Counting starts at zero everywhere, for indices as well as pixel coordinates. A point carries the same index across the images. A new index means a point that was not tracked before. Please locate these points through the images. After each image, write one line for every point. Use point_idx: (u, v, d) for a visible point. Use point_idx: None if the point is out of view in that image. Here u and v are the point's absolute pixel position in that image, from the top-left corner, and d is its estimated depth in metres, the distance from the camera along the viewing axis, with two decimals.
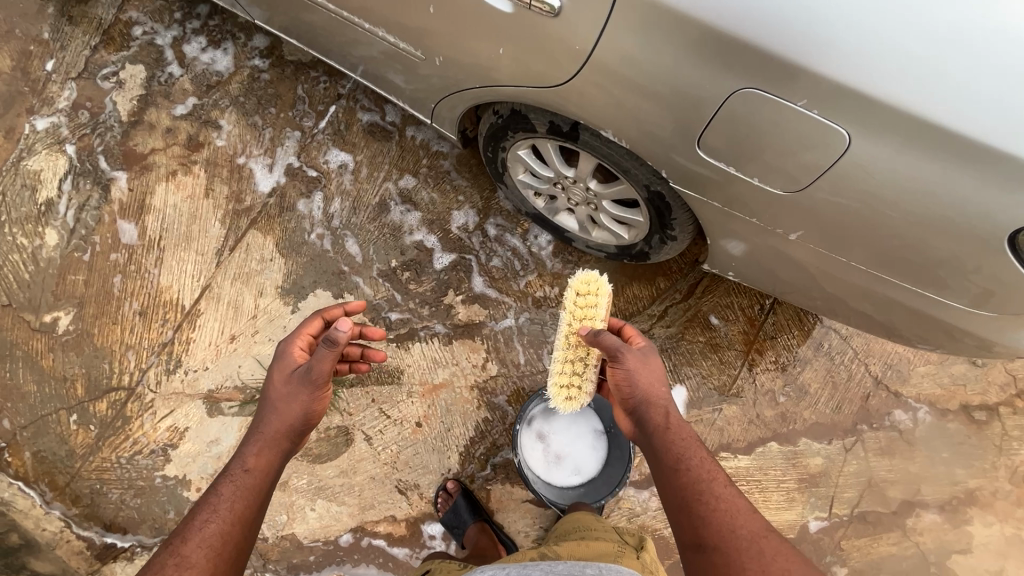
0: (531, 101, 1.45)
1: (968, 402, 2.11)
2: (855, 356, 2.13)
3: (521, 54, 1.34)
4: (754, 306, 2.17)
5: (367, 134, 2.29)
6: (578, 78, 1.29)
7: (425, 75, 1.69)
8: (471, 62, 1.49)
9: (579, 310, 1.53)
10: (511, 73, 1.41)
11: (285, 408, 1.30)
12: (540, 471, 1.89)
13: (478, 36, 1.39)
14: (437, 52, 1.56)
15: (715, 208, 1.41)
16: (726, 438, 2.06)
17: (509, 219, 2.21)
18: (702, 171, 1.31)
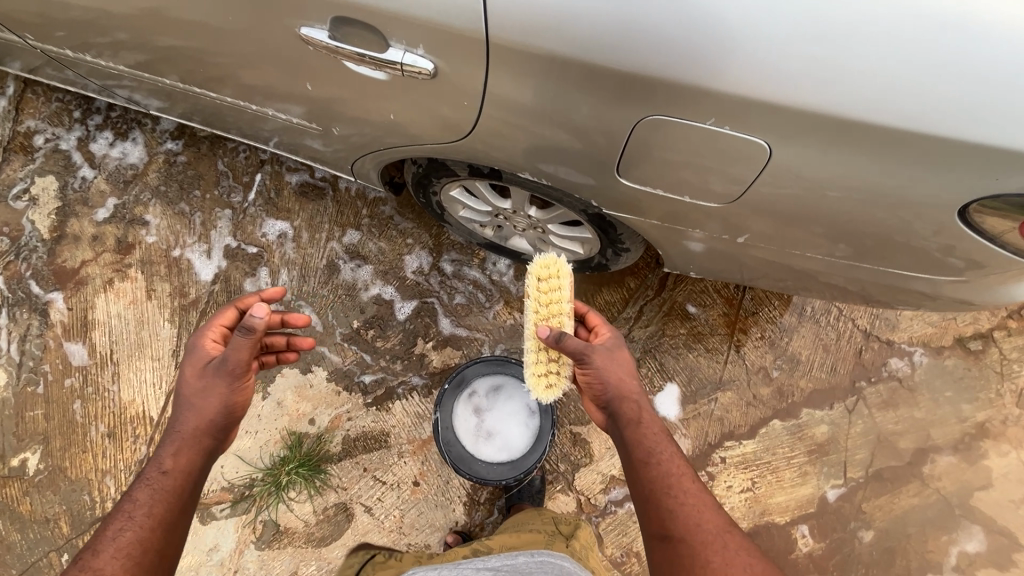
0: (448, 152, 1.40)
1: (962, 334, 2.06)
2: (839, 313, 2.08)
3: (423, 112, 1.30)
4: (729, 285, 2.10)
5: (300, 196, 2.19)
6: (488, 127, 1.25)
7: (337, 138, 1.61)
8: (378, 124, 1.43)
9: (544, 297, 1.43)
10: (421, 130, 1.36)
11: (200, 403, 1.20)
12: (462, 440, 1.82)
13: (377, 100, 1.33)
14: (342, 118, 1.49)
15: (654, 224, 1.39)
16: (729, 427, 1.99)
17: (464, 251, 2.14)
18: (632, 194, 1.29)
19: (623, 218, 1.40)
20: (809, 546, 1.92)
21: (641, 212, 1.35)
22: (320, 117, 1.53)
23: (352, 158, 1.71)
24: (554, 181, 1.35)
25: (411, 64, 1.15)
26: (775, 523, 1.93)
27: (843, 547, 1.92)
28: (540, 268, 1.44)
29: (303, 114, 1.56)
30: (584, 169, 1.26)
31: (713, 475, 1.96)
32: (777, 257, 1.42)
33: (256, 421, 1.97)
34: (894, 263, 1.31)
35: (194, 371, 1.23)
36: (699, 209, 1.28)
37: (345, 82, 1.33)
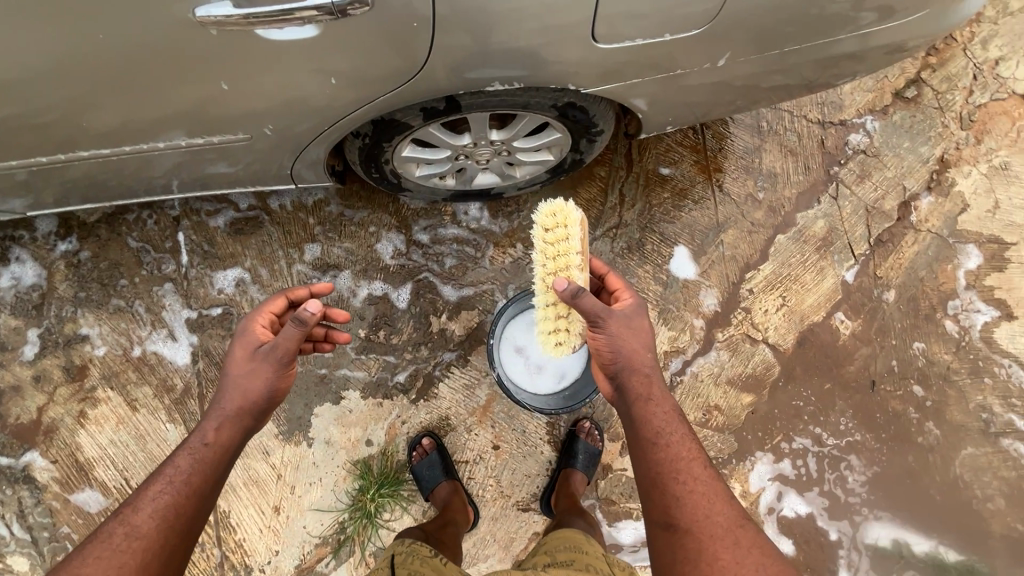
0: (397, 98, 1.28)
1: (897, 87, 2.18)
2: (792, 116, 2.14)
3: (360, 64, 1.18)
4: (688, 134, 2.11)
5: (237, 234, 1.97)
6: (438, 48, 1.16)
7: (264, 142, 1.43)
8: (311, 102, 1.29)
9: (551, 249, 1.34)
10: (362, 86, 1.24)
11: (240, 377, 1.22)
12: (522, 385, 1.80)
13: (306, 72, 1.20)
14: (265, 113, 1.32)
15: (635, 84, 1.37)
16: (744, 260, 2.06)
17: (432, 214, 2.02)
18: (608, 57, 1.25)
19: (599, 93, 1.36)
20: (851, 328, 2.05)
21: (622, 75, 1.32)
22: (239, 124, 1.35)
23: (284, 157, 1.52)
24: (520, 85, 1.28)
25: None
26: (816, 322, 2.05)
27: (878, 314, 2.07)
28: (545, 217, 1.35)
29: (216, 130, 1.37)
30: (548, 52, 1.20)
31: (750, 306, 2.04)
32: (745, 70, 1.42)
33: (316, 469, 1.86)
34: (851, 23, 1.35)
35: (241, 351, 1.25)
36: (670, 47, 1.27)
37: (263, 63, 1.18)
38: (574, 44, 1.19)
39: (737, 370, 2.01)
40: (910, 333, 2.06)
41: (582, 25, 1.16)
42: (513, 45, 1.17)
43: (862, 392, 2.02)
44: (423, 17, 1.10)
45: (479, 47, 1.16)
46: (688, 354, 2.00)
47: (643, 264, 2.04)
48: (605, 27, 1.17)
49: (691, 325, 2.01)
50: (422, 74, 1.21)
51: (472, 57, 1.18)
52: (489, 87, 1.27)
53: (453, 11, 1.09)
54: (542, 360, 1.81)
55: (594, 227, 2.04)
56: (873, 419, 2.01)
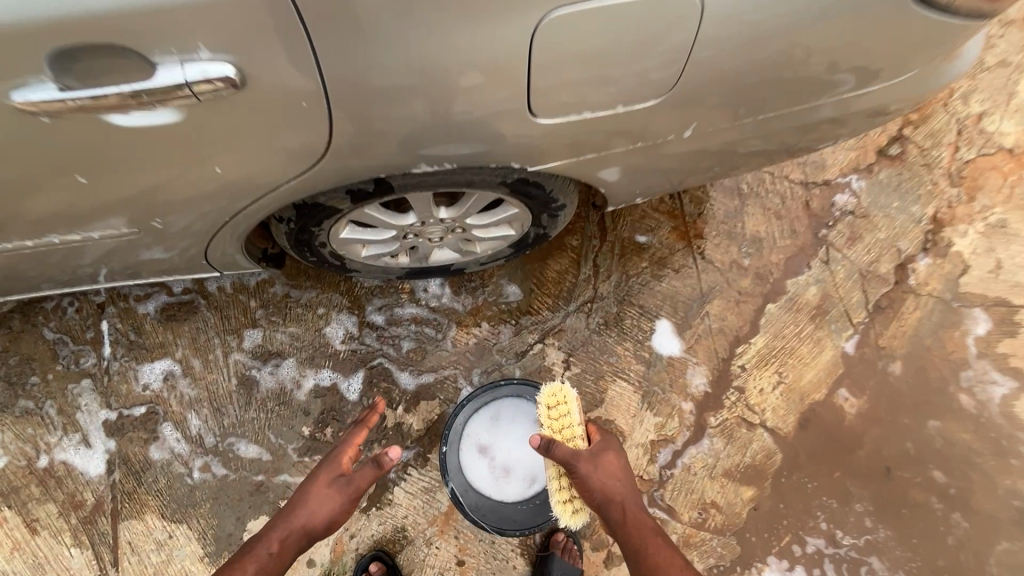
0: (317, 178, 1.10)
1: (881, 145, 2.08)
2: (773, 178, 2.02)
3: (259, 143, 1.02)
4: (663, 199, 1.97)
5: (168, 322, 1.77)
6: (352, 125, 1.00)
7: (173, 228, 1.26)
8: (216, 186, 1.12)
9: (555, 426, 1.44)
10: (273, 168, 1.07)
11: (316, 501, 1.32)
12: (489, 492, 1.61)
13: (200, 155, 1.03)
14: (166, 199, 1.14)
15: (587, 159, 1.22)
16: (732, 333, 1.87)
17: (387, 293, 1.83)
18: (552, 130, 1.09)
19: (546, 169, 1.20)
20: (857, 406, 1.84)
21: (575, 148, 1.16)
22: (138, 211, 1.18)
23: (201, 243, 1.33)
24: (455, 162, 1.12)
25: (198, 77, 0.88)
26: (818, 401, 1.84)
27: (886, 389, 1.86)
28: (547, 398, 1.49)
29: (113, 219, 1.19)
30: (484, 125, 1.04)
31: (743, 385, 1.83)
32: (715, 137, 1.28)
33: None
34: (829, 86, 1.22)
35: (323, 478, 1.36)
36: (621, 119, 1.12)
37: (149, 149, 1.01)
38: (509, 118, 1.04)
39: (734, 460, 1.77)
40: (922, 409, 1.85)
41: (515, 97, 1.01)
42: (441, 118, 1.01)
43: (876, 480, 1.79)
44: (322, 87, 0.93)
45: (400, 120, 1.00)
46: (678, 443, 1.77)
47: (622, 341, 1.84)
48: (546, 96, 1.02)
49: (680, 409, 1.79)
50: (337, 152, 1.05)
51: (394, 132, 1.02)
52: (417, 165, 1.11)
53: (370, 86, 0.94)
54: (511, 463, 1.63)
55: (566, 302, 1.86)
56: (892, 512, 1.77)
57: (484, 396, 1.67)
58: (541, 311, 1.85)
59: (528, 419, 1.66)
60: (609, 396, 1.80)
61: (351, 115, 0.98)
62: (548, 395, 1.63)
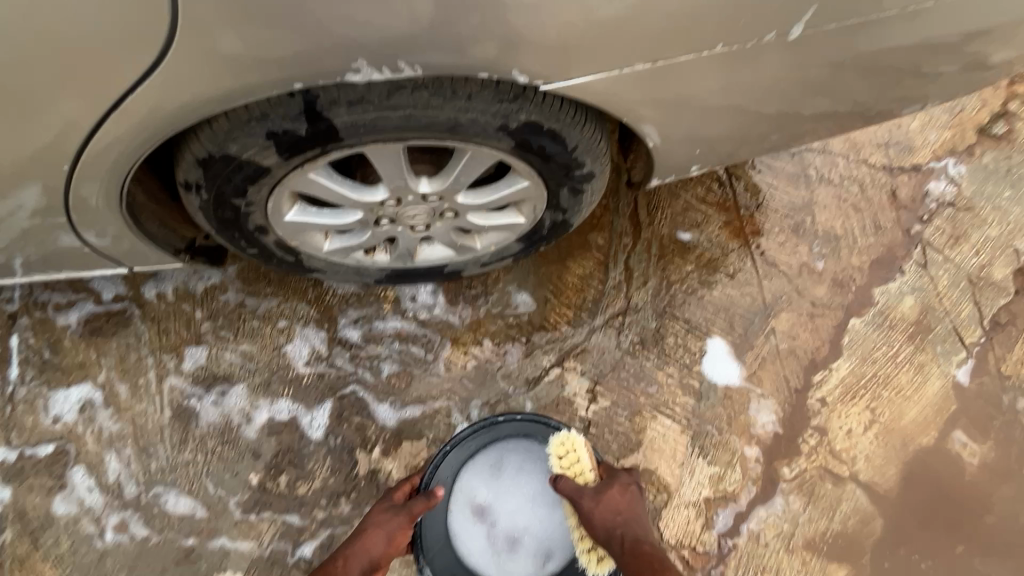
0: (216, 113, 0.72)
1: (982, 123, 1.65)
2: (847, 162, 1.62)
3: (105, 50, 0.64)
4: (712, 187, 1.58)
5: (92, 337, 1.42)
6: (255, 21, 0.62)
7: (44, 211, 0.90)
8: (76, 138, 0.75)
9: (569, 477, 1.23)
10: (149, 107, 0.70)
11: (369, 531, 1.15)
12: (485, 567, 1.26)
13: (25, 75, 0.67)
14: (14, 164, 0.79)
15: (628, 76, 0.80)
16: (806, 356, 1.45)
17: (365, 302, 1.46)
18: (577, 20, 0.68)
19: (568, 89, 0.77)
20: (977, 454, 1.39)
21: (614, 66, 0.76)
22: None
23: (93, 233, 0.98)
24: (421, 72, 0.69)
25: None
26: (925, 447, 1.39)
27: (1015, 432, 1.41)
28: (556, 449, 1.25)
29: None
30: (467, 35, 0.66)
31: (824, 425, 1.40)
32: None
33: None
34: None
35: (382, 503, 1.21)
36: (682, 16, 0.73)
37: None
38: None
39: (814, 526, 1.34)
40: None
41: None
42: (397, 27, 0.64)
43: (1008, 556, 1.34)
44: None
45: (328, 18, 0.62)
46: (741, 503, 1.34)
47: (663, 366, 1.43)
48: None
49: (741, 455, 1.37)
50: (233, 65, 0.66)
51: (323, 45, 0.64)
52: (353, 65, 0.67)
53: None
54: (513, 528, 1.28)
55: (590, 315, 1.46)
56: None
57: (480, 440, 1.31)
58: (559, 326, 1.46)
59: (535, 469, 1.31)
60: (647, 438, 1.38)
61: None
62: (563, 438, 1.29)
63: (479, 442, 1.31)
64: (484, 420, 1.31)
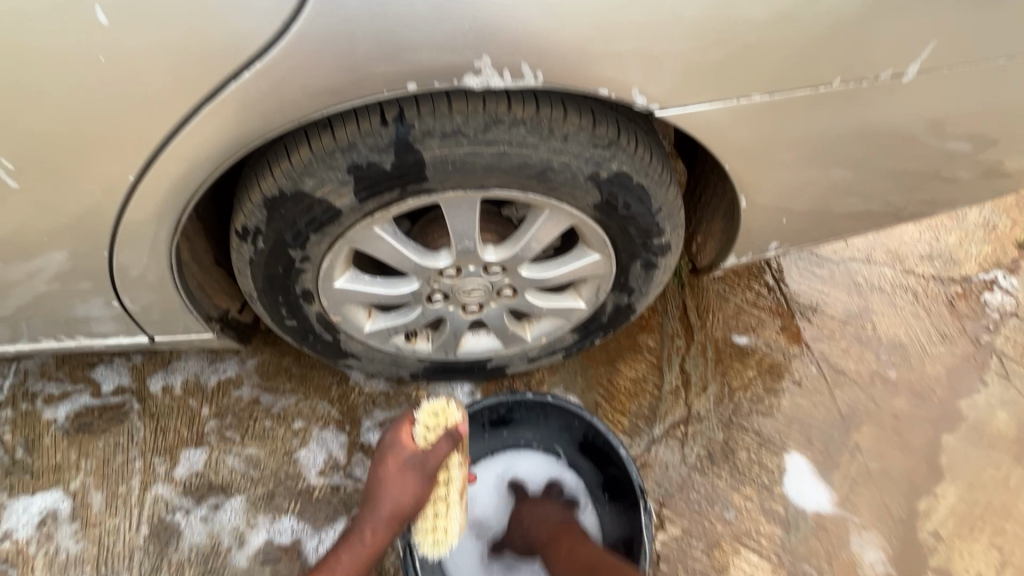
0: (300, 142, 0.70)
1: (1019, 239, 1.63)
2: (895, 273, 1.54)
3: (181, 77, 0.60)
4: (764, 291, 1.49)
5: (78, 434, 1.23)
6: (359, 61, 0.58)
7: (71, 272, 0.82)
8: (132, 181, 0.70)
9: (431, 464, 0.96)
10: (217, 143, 0.65)
11: (386, 492, 0.91)
12: None
13: (98, 101, 0.62)
14: (56, 214, 0.73)
15: (751, 108, 0.70)
16: (898, 478, 1.27)
17: (394, 400, 1.29)
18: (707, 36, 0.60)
19: (684, 119, 0.68)
20: None
21: (725, 120, 0.70)
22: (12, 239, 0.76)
23: (128, 297, 0.88)
24: (541, 80, 0.60)
25: None
26: None
27: None
28: (425, 417, 0.93)
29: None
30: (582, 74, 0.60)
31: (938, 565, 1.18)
32: (888, 153, 0.87)
33: None
34: None
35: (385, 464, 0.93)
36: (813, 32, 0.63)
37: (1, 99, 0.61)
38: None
39: None
40: None
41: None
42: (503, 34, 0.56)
43: None
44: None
45: (427, 23, 0.55)
46: None
47: (738, 486, 1.24)
48: None
49: None
50: (314, 90, 0.60)
51: (422, 55, 0.57)
52: (475, 62, 0.58)
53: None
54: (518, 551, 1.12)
55: (649, 423, 1.29)
56: None
57: (506, 418, 1.17)
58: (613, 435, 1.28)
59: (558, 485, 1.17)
60: None
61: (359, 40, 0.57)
62: (597, 432, 1.10)
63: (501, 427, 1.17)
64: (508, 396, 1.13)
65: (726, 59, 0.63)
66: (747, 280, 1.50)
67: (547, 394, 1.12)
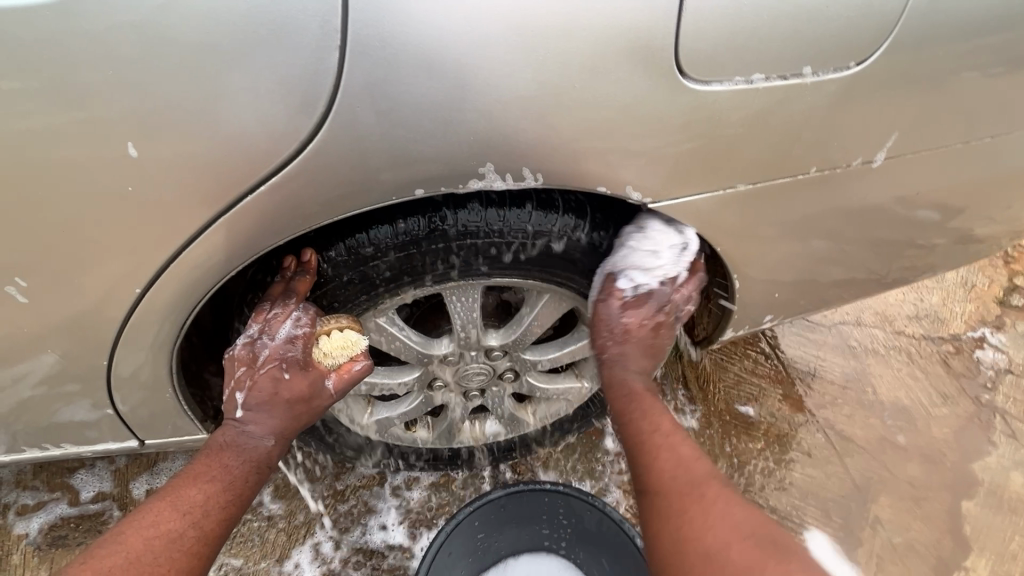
0: (308, 249, 0.71)
1: (997, 296, 1.69)
2: (886, 334, 1.57)
3: (192, 195, 0.60)
4: (761, 358, 1.49)
5: (51, 550, 1.15)
6: (366, 175, 0.59)
7: (56, 379, 0.80)
8: (137, 294, 0.69)
9: None
10: (228, 252, 0.65)
11: (254, 435, 0.73)
12: None
13: (102, 221, 0.61)
14: (47, 324, 0.71)
15: (741, 196, 0.73)
16: (924, 552, 1.22)
17: (393, 494, 1.23)
18: (698, 133, 0.63)
19: (682, 209, 0.71)
20: None
21: (719, 203, 0.73)
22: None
23: (119, 399, 0.86)
24: (543, 180, 0.63)
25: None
26: None
27: None
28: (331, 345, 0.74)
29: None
30: (583, 175, 0.63)
31: None
32: (866, 225, 0.91)
33: None
34: None
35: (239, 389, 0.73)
36: (799, 123, 0.67)
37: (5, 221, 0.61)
38: (626, 76, 0.56)
39: None
40: None
41: (643, 26, 0.54)
42: (505, 142, 0.58)
43: None
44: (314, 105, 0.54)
45: (437, 137, 0.57)
46: None
47: None
48: (693, 69, 0.58)
49: None
50: (326, 199, 0.61)
51: (428, 165, 0.59)
52: (480, 169, 0.60)
53: (406, 92, 0.54)
54: None
55: None
56: None
57: (510, 513, 1.03)
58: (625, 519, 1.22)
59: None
60: None
61: (369, 160, 0.58)
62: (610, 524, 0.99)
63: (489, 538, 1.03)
64: (504, 492, 1.02)
65: (716, 153, 0.66)
66: (743, 347, 1.51)
67: (546, 483, 1.02)
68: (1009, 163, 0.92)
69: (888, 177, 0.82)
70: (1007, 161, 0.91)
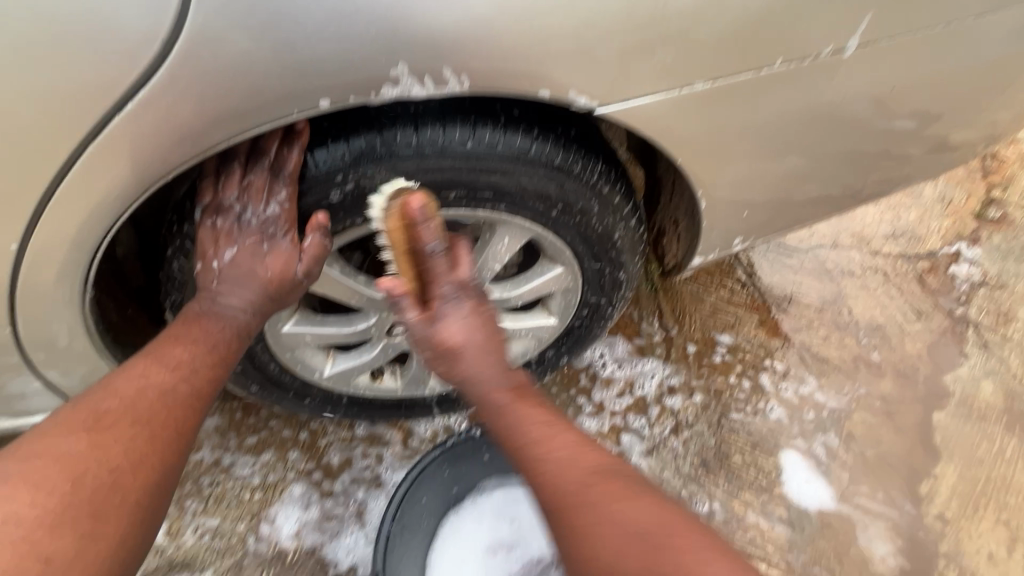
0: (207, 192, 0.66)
1: (974, 210, 1.65)
2: (863, 255, 1.54)
3: (48, 124, 0.51)
4: (738, 287, 1.46)
5: None
6: (261, 85, 0.52)
7: None
8: (16, 253, 0.60)
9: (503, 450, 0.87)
10: (112, 191, 0.57)
11: (227, 304, 0.71)
12: None
13: None
14: None
15: (693, 98, 0.67)
16: (893, 464, 1.24)
17: (371, 447, 1.21)
18: (640, 20, 0.56)
19: (627, 114, 0.64)
20: None
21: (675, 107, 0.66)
22: None
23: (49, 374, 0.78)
24: (469, 84, 0.56)
25: None
26: None
27: None
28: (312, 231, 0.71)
29: None
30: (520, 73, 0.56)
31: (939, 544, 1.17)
32: (840, 134, 0.85)
33: None
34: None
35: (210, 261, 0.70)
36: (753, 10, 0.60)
37: None
38: None
39: None
40: None
41: None
42: (421, 40, 0.51)
43: None
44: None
45: (334, 33, 0.50)
46: None
47: (736, 493, 1.20)
48: None
49: None
50: (210, 117, 0.53)
51: (331, 69, 0.52)
52: (391, 72, 0.53)
53: None
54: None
55: (637, 435, 1.24)
56: None
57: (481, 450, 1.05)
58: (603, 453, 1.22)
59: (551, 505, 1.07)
60: None
61: (259, 65, 0.51)
62: None
63: (464, 494, 1.06)
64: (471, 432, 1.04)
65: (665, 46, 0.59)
66: (719, 277, 1.47)
67: None
68: (989, 59, 0.85)
69: (858, 78, 0.76)
70: (988, 57, 0.85)
